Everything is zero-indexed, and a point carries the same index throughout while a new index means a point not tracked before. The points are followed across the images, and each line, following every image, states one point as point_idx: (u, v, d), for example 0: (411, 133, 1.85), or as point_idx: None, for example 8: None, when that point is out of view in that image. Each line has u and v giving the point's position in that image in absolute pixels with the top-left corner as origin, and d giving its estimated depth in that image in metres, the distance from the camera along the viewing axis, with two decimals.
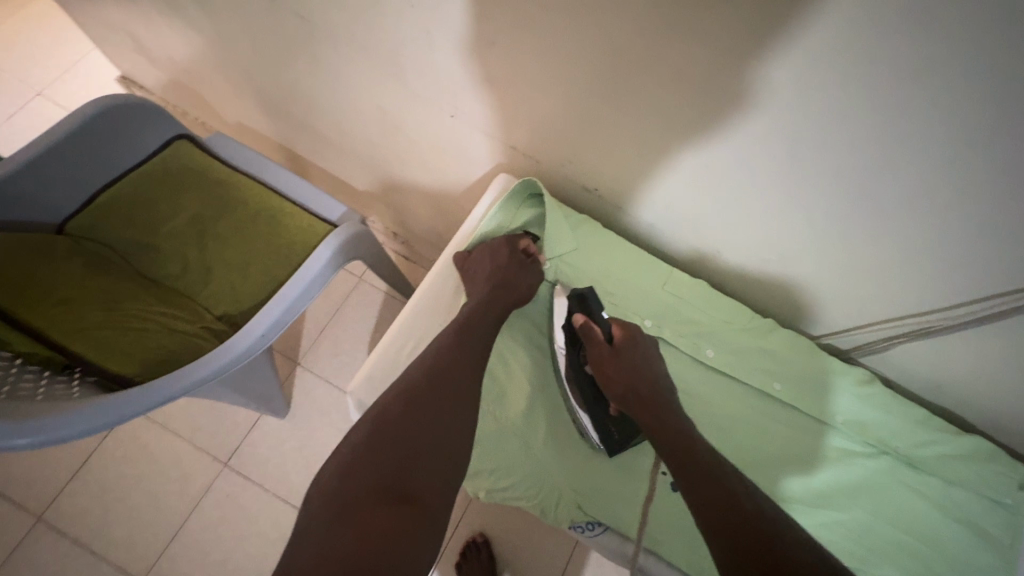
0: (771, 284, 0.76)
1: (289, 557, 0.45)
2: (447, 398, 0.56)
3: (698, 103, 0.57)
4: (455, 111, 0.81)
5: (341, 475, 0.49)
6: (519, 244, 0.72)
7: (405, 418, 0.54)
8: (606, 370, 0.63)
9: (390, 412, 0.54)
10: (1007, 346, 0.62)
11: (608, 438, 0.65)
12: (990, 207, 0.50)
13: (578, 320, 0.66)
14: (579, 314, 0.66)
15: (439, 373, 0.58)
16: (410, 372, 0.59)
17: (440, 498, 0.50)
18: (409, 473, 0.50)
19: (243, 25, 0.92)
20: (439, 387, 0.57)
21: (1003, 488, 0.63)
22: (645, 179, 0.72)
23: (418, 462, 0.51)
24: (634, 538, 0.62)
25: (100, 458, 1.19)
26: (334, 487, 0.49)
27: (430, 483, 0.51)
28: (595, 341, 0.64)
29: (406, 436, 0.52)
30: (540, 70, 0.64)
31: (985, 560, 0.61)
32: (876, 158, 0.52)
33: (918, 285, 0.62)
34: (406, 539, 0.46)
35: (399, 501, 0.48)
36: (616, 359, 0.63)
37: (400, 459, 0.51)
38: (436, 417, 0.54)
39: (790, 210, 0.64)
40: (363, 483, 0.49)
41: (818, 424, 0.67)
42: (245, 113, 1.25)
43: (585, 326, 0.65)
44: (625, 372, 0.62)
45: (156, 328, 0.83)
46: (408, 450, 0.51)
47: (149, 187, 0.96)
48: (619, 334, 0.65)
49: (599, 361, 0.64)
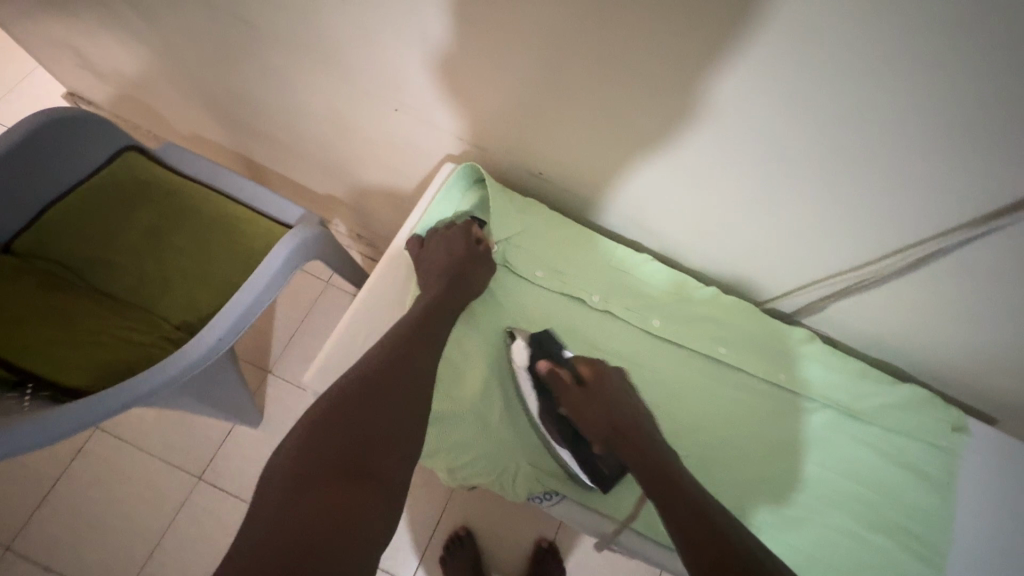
0: (713, 256, 0.79)
1: (241, 538, 0.47)
2: (405, 380, 0.58)
3: (623, 81, 0.59)
4: (400, 106, 0.82)
5: (296, 457, 0.50)
6: (472, 231, 0.72)
7: (363, 403, 0.54)
8: (585, 414, 0.64)
9: (348, 396, 0.55)
10: (929, 295, 0.65)
11: (598, 476, 0.65)
12: (898, 160, 0.53)
13: (543, 366, 0.66)
14: (542, 361, 0.66)
15: (397, 356, 0.59)
16: (367, 358, 0.59)
17: (397, 476, 0.53)
18: (367, 452, 0.52)
19: (184, 31, 0.91)
20: (398, 369, 0.58)
21: (939, 432, 0.67)
22: (584, 161, 0.74)
23: (376, 444, 0.53)
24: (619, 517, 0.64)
25: (68, 482, 1.17)
26: (291, 468, 0.50)
27: (387, 463, 0.53)
28: (564, 386, 0.65)
29: (363, 419, 0.54)
30: (476, 58, 0.66)
31: (926, 500, 0.65)
32: (792, 122, 0.55)
33: (844, 243, 0.65)
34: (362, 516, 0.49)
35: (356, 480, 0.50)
36: (589, 400, 0.64)
37: (359, 442, 0.52)
38: (393, 399, 0.56)
39: (721, 182, 0.66)
40: (320, 465, 0.50)
41: (766, 384, 0.70)
42: (197, 122, 1.23)
43: (552, 372, 0.65)
44: (601, 411, 0.64)
45: (112, 339, 0.82)
46: (365, 433, 0.53)
47: (100, 201, 0.95)
48: (588, 373, 0.66)
49: (575, 405, 0.64)
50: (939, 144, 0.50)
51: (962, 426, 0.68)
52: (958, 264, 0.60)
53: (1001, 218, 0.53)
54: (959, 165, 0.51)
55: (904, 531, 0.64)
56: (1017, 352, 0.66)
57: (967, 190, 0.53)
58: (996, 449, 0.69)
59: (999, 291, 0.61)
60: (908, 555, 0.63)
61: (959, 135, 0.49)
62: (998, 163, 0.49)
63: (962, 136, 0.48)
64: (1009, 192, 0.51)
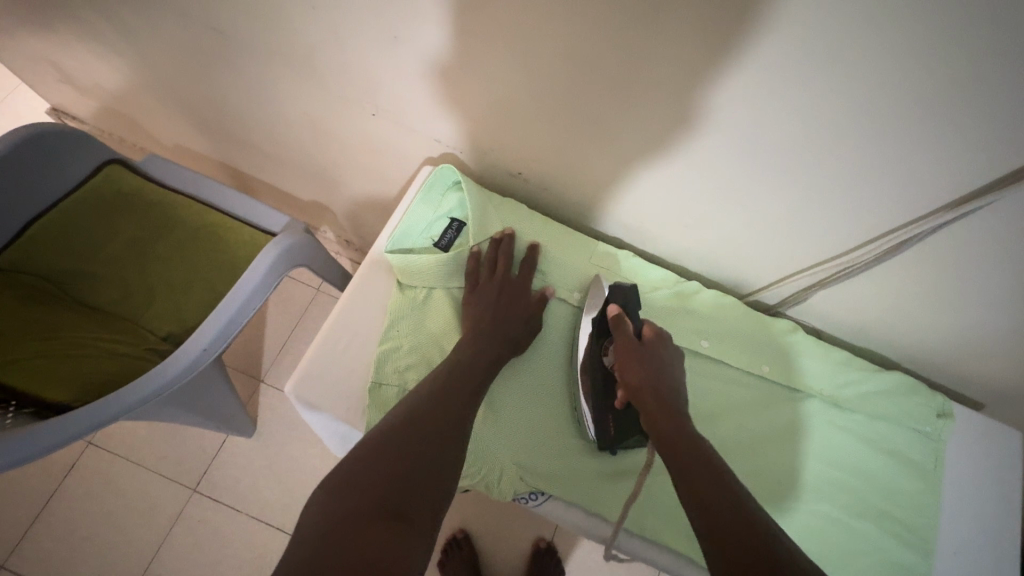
0: (695, 250, 0.79)
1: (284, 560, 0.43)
2: (455, 416, 0.55)
3: (594, 76, 0.59)
4: (378, 110, 0.82)
5: (346, 481, 0.48)
6: (531, 257, 0.71)
7: (414, 432, 0.52)
8: (626, 362, 0.61)
9: (401, 425, 0.53)
10: (908, 280, 0.66)
11: (604, 434, 0.63)
12: (869, 146, 0.53)
13: (612, 311, 0.65)
14: (615, 307, 0.65)
15: (443, 392, 0.57)
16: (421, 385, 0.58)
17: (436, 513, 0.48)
18: (411, 484, 0.49)
19: (162, 43, 0.91)
20: (444, 409, 0.56)
21: (924, 418, 0.67)
22: (563, 160, 0.74)
23: (420, 476, 0.49)
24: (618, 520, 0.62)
25: (61, 499, 1.16)
26: (338, 492, 0.47)
27: (428, 497, 0.49)
28: (623, 333, 0.62)
29: (412, 447, 0.51)
30: (447, 60, 0.66)
31: (913, 486, 0.65)
32: (762, 113, 0.55)
33: (823, 232, 0.66)
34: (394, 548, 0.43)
35: (401, 525, 0.45)
36: (641, 355, 0.61)
37: (405, 472, 0.49)
38: (442, 430, 0.54)
39: (698, 175, 0.66)
40: (364, 492, 0.47)
41: (749, 375, 0.70)
42: (181, 134, 1.23)
43: (618, 318, 0.63)
44: (646, 370, 0.60)
45: (96, 352, 0.82)
46: (411, 463, 0.50)
47: (82, 214, 0.94)
48: (649, 333, 0.64)
49: (625, 353, 0.61)
50: (906, 128, 0.50)
51: (947, 411, 0.68)
52: (934, 248, 0.60)
53: (973, 201, 0.53)
54: (928, 148, 0.51)
55: (891, 518, 0.64)
56: (997, 335, 0.67)
57: (937, 173, 0.53)
58: (981, 433, 0.69)
59: (976, 274, 0.61)
60: (896, 542, 0.63)
61: (925, 119, 0.49)
62: (965, 145, 0.50)
63: (928, 119, 0.49)
64: (978, 175, 0.52)
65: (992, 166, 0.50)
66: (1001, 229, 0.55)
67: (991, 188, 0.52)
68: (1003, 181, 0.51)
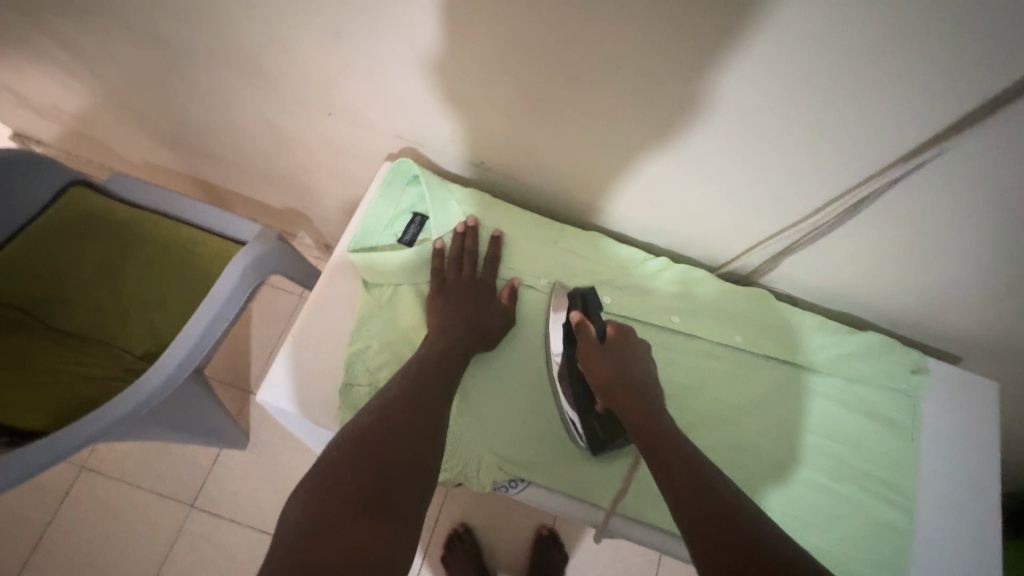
0: (662, 227, 0.79)
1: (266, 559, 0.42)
2: (431, 408, 0.55)
3: (539, 56, 0.58)
4: (334, 110, 0.81)
5: (324, 476, 0.47)
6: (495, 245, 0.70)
7: (392, 424, 0.51)
8: (593, 363, 0.62)
9: (379, 416, 0.52)
10: (873, 239, 0.66)
11: (592, 435, 0.63)
12: (817, 108, 0.53)
13: (576, 317, 0.66)
14: (576, 313, 0.66)
15: (416, 385, 0.56)
16: (395, 380, 0.57)
17: (417, 507, 0.48)
18: (391, 479, 0.48)
19: (111, 58, 0.89)
20: (422, 401, 0.55)
21: (899, 376, 0.68)
22: (520, 144, 0.73)
23: (400, 470, 0.49)
24: (607, 505, 0.63)
25: (59, 526, 1.16)
26: (316, 487, 0.46)
27: (408, 492, 0.48)
28: (586, 338, 0.64)
29: (390, 441, 0.50)
30: (395, 52, 0.64)
31: (891, 445, 0.66)
32: (709, 86, 0.54)
33: (783, 198, 0.65)
34: (378, 546, 0.43)
35: (380, 519, 0.45)
36: (605, 354, 0.62)
37: (385, 464, 0.48)
38: (419, 422, 0.53)
39: (657, 151, 0.65)
40: (343, 488, 0.46)
41: (724, 348, 0.69)
42: (146, 150, 1.21)
43: (580, 322, 0.65)
44: (613, 368, 0.61)
45: (70, 377, 0.81)
46: (388, 457, 0.49)
47: (49, 238, 0.93)
48: (613, 332, 0.65)
49: (589, 355, 0.63)
50: (852, 85, 0.50)
51: (922, 367, 0.69)
52: (896, 203, 0.60)
53: (923, 152, 0.53)
54: (871, 103, 0.51)
55: (871, 478, 0.64)
56: (966, 289, 0.67)
57: (886, 128, 0.53)
58: (957, 386, 0.69)
59: (938, 227, 0.61)
60: (875, 500, 0.63)
61: (868, 74, 0.48)
62: (908, 98, 0.49)
63: (871, 74, 0.48)
64: (925, 125, 0.51)
65: (938, 116, 0.50)
66: (954, 179, 0.55)
67: (940, 139, 0.52)
68: (950, 130, 0.51)
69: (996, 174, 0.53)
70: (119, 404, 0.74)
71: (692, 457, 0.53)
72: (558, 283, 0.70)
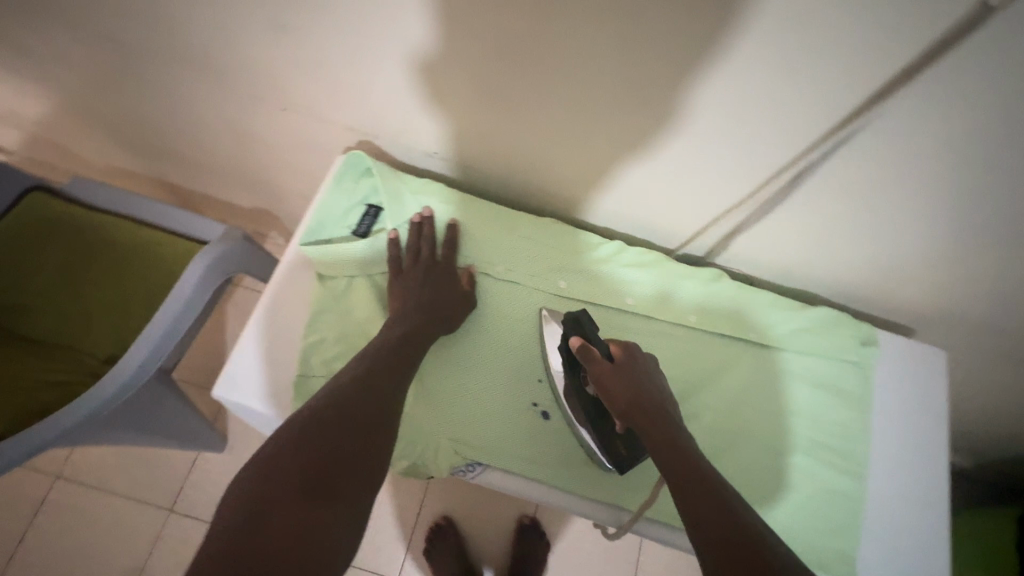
0: (617, 212, 0.80)
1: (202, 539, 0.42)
2: (381, 396, 0.55)
3: (478, 43, 0.58)
4: (287, 104, 0.81)
5: (266, 460, 0.47)
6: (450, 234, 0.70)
7: (340, 412, 0.51)
8: (609, 386, 0.58)
9: (327, 404, 0.52)
10: (817, 214, 0.67)
11: (617, 456, 0.62)
12: (749, 88, 0.54)
13: (576, 343, 0.61)
14: (575, 339, 0.61)
15: (369, 373, 0.56)
16: (346, 369, 0.57)
17: (359, 493, 0.48)
18: (335, 465, 0.48)
19: (61, 59, 0.88)
20: (373, 389, 0.55)
21: (849, 348, 0.69)
22: (473, 134, 0.73)
23: (344, 456, 0.49)
24: (637, 512, 0.62)
25: (35, 536, 1.15)
26: (257, 470, 0.46)
27: (351, 477, 0.48)
28: (595, 362, 0.59)
29: (337, 429, 0.50)
30: (338, 43, 0.65)
31: (842, 415, 0.67)
32: (643, 69, 0.55)
33: (728, 178, 0.67)
34: (315, 530, 0.43)
35: (319, 503, 0.45)
36: (619, 374, 0.58)
37: (331, 450, 0.48)
38: (369, 409, 0.53)
39: (606, 137, 0.66)
40: (284, 472, 0.46)
41: (681, 327, 0.70)
42: (108, 153, 1.20)
43: (582, 348, 0.60)
44: (629, 390, 0.57)
45: (30, 382, 0.82)
46: (333, 443, 0.49)
47: (4, 244, 0.92)
48: (619, 352, 0.61)
49: (603, 379, 0.58)
50: (780, 62, 0.51)
51: (872, 339, 0.70)
52: (836, 177, 0.61)
53: (852, 125, 0.54)
54: (799, 79, 0.52)
55: (825, 448, 0.66)
56: (910, 259, 0.69)
57: (816, 103, 0.54)
58: (904, 355, 0.71)
59: (878, 199, 0.62)
60: (830, 469, 0.65)
61: (793, 51, 0.49)
62: (833, 73, 0.50)
63: (795, 51, 0.49)
64: (851, 99, 0.52)
65: (862, 91, 0.51)
66: (885, 151, 0.56)
67: (867, 112, 0.53)
68: (873, 103, 0.52)
69: (924, 145, 0.54)
70: (77, 407, 0.74)
71: (672, 445, 0.53)
72: (545, 312, 0.68)
